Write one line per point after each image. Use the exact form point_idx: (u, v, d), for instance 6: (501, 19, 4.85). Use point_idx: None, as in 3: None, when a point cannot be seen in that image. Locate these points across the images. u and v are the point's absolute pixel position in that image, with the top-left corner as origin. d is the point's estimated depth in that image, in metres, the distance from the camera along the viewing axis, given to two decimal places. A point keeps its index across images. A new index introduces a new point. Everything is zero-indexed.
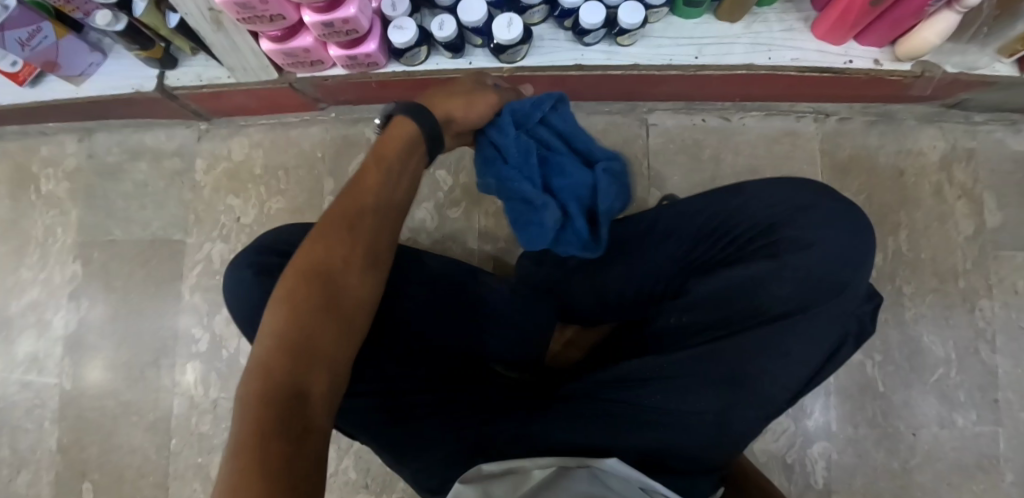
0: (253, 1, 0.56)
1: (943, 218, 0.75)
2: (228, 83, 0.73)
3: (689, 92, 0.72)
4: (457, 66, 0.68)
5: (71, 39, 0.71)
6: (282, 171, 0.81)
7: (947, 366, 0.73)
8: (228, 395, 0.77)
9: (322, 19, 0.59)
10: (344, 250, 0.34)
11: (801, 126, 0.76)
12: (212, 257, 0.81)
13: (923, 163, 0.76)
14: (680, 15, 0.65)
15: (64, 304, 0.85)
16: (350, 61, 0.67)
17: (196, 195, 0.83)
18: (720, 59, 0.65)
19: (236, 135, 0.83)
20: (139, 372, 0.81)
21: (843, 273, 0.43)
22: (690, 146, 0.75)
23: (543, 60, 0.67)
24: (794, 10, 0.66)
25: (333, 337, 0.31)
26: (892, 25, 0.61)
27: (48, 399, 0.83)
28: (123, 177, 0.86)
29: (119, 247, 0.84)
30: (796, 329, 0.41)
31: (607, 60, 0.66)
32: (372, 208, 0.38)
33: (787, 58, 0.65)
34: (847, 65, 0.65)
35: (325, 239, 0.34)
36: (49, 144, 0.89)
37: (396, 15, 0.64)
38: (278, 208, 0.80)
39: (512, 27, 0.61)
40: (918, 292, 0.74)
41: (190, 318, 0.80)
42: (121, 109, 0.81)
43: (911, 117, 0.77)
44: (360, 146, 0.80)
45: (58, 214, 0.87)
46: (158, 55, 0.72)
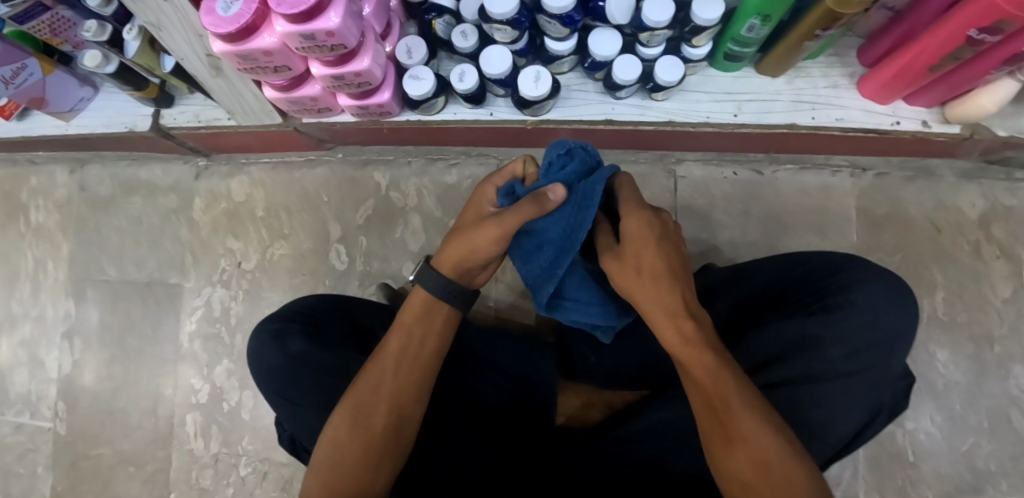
0: (257, 53, 0.51)
1: (980, 279, 0.72)
2: (227, 125, 0.69)
3: (719, 145, 0.69)
4: (476, 116, 0.64)
5: (59, 74, 0.66)
6: (285, 213, 0.77)
7: (979, 434, 0.70)
8: (229, 450, 0.74)
9: (331, 72, 0.54)
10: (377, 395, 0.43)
11: (836, 180, 0.73)
12: (212, 303, 0.77)
13: (961, 221, 0.73)
14: (718, 68, 0.62)
15: (55, 346, 0.81)
16: (362, 110, 0.62)
17: (195, 236, 0.79)
18: (761, 117, 0.62)
19: (236, 174, 0.79)
20: (135, 420, 0.77)
21: (878, 351, 0.47)
22: (720, 200, 0.72)
23: (569, 114, 0.63)
24: (838, 64, 0.63)
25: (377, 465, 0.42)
26: (947, 88, 0.57)
27: (41, 444, 0.79)
28: (116, 213, 0.81)
29: (114, 288, 0.80)
30: (816, 395, 0.46)
31: (640, 116, 0.62)
32: (399, 353, 0.45)
33: (831, 118, 0.62)
34: (894, 127, 0.62)
35: (363, 389, 0.44)
36: (39, 174, 0.85)
37: (412, 63, 0.59)
38: (281, 255, 0.76)
39: (539, 82, 0.56)
40: (951, 357, 0.71)
41: (189, 367, 0.76)
42: (114, 144, 0.77)
43: (950, 172, 0.73)
44: (368, 190, 0.75)
45: (48, 248, 0.83)
46: (153, 95, 0.68)
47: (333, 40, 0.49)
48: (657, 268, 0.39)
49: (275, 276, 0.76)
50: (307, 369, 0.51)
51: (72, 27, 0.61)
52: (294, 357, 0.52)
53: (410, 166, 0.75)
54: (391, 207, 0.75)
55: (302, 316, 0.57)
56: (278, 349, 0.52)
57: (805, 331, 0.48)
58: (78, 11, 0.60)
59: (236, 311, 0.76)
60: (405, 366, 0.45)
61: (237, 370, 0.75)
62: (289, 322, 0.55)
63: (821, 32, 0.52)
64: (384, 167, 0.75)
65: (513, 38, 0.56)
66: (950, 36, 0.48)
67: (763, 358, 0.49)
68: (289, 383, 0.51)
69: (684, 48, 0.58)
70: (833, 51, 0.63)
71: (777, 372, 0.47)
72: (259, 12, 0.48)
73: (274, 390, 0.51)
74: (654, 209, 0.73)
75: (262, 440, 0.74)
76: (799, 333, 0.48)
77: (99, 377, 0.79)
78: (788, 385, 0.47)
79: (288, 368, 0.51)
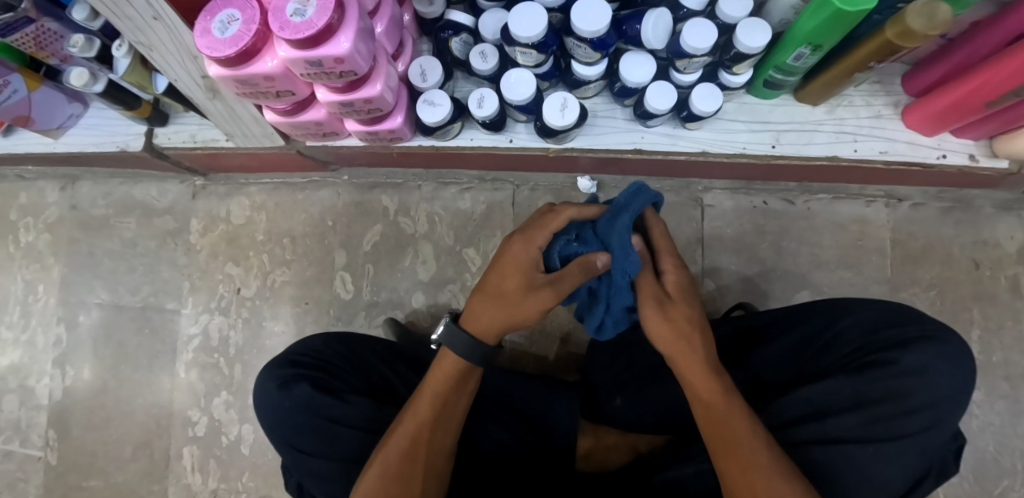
0: (257, 78, 0.47)
1: (1019, 317, 0.68)
2: (225, 146, 0.65)
3: (747, 175, 0.66)
4: (495, 143, 0.60)
5: (46, 90, 0.61)
6: (287, 238, 0.73)
7: (1013, 479, 0.67)
8: (228, 486, 0.71)
9: (339, 98, 0.49)
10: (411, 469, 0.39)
11: (871, 212, 0.70)
12: (209, 331, 0.73)
13: (1000, 255, 0.69)
14: (755, 94, 0.58)
15: (46, 373, 0.77)
16: (371, 136, 0.58)
17: (192, 260, 0.75)
18: (800, 149, 0.59)
19: (235, 195, 0.75)
20: (130, 453, 0.74)
21: (935, 415, 0.42)
22: (750, 232, 0.70)
23: (595, 142, 0.59)
24: (882, 92, 0.60)
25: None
26: (1002, 122, 0.53)
27: (31, 475, 0.75)
28: (109, 233, 0.77)
29: (107, 313, 0.76)
30: (864, 460, 0.42)
31: (671, 145, 0.59)
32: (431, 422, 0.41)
33: (874, 150, 0.59)
34: (940, 160, 0.59)
35: (396, 460, 0.39)
36: (28, 191, 0.81)
37: (426, 87, 0.54)
38: (283, 281, 0.73)
39: (565, 111, 0.52)
40: (986, 398, 0.68)
41: (186, 399, 0.73)
42: (107, 162, 0.73)
43: (989, 204, 0.69)
44: (375, 215, 0.72)
45: (39, 269, 0.79)
46: (146, 113, 0.64)
47: (342, 66, 0.45)
48: (689, 328, 0.40)
49: (276, 304, 0.72)
50: (320, 419, 0.47)
51: (59, 40, 0.55)
52: (307, 406, 0.47)
53: (421, 190, 0.71)
54: (400, 234, 0.71)
55: (308, 360, 0.52)
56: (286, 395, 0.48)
57: (850, 387, 0.44)
58: (65, 23, 0.54)
59: (235, 341, 0.73)
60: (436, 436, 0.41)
61: (236, 403, 0.72)
62: (296, 369, 0.50)
63: (874, 66, 0.49)
64: (392, 190, 0.71)
65: (538, 62, 0.52)
66: (1013, 72, 0.44)
67: (800, 414, 0.45)
68: (301, 433, 0.47)
69: (722, 75, 0.53)
70: (876, 78, 0.60)
71: (813, 427, 0.44)
72: (260, 35, 0.44)
73: (281, 437, 0.48)
74: (679, 239, 0.70)
75: (262, 476, 0.70)
76: (843, 389, 0.44)
77: (92, 406, 0.75)
78: (830, 444, 0.43)
79: (299, 417, 0.47)
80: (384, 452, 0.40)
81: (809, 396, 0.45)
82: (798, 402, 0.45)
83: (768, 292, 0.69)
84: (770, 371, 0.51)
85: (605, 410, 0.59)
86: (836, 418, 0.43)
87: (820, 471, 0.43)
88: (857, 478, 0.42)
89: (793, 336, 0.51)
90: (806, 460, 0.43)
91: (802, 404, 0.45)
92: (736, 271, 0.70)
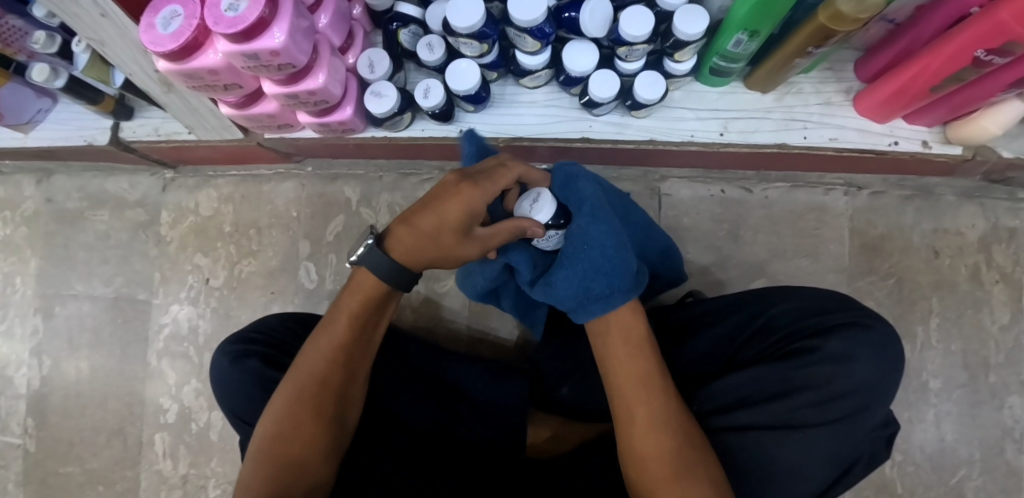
0: (201, 71, 0.48)
1: (978, 306, 0.68)
2: (188, 140, 0.67)
3: (703, 164, 0.67)
4: (446, 133, 0.61)
5: (14, 85, 0.63)
6: (254, 229, 0.75)
7: (971, 467, 0.67)
8: (197, 472, 0.73)
9: (284, 90, 0.50)
10: (317, 377, 0.42)
11: (829, 200, 0.70)
12: (179, 321, 0.75)
13: (960, 243, 0.69)
14: (703, 82, 0.59)
15: (25, 362, 0.79)
16: (323, 127, 0.59)
17: (162, 251, 0.77)
18: (747, 137, 0.59)
19: (204, 187, 0.77)
20: (104, 439, 0.76)
21: (856, 401, 0.42)
22: (705, 220, 0.71)
23: (544, 131, 0.60)
24: (834, 78, 0.59)
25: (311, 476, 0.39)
26: (950, 107, 0.53)
27: (11, 461, 0.77)
28: (83, 226, 0.79)
29: (81, 304, 0.78)
30: (793, 442, 0.42)
31: (618, 134, 0.60)
32: (338, 345, 0.44)
33: (823, 137, 0.59)
34: (890, 147, 0.59)
35: (296, 388, 0.42)
36: (6, 185, 0.83)
37: (374, 78, 0.55)
38: (249, 271, 0.75)
39: None
40: (946, 387, 0.68)
41: (156, 387, 0.75)
42: (77, 156, 0.75)
43: (950, 192, 0.69)
44: (338, 206, 0.73)
45: (17, 261, 0.81)
46: (110, 107, 0.66)
47: (278, 59, 0.45)
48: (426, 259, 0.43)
49: (243, 293, 0.74)
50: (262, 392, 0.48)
51: (25, 37, 0.57)
52: (252, 380, 0.49)
53: (382, 181, 0.73)
54: (362, 225, 0.73)
55: (260, 337, 0.54)
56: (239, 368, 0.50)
57: (777, 374, 0.44)
58: (30, 20, 0.57)
59: (204, 330, 0.74)
60: (343, 355, 0.44)
61: (205, 390, 0.74)
62: (247, 344, 0.52)
63: (813, 50, 0.48)
64: (354, 181, 0.73)
65: (481, 52, 0.53)
66: (954, 54, 0.44)
67: (733, 399, 0.46)
68: (247, 406, 0.49)
69: (666, 63, 0.54)
70: (829, 64, 0.60)
71: (742, 414, 0.44)
72: (201, 29, 0.44)
73: (233, 408, 0.50)
74: None
75: (229, 463, 0.72)
76: (766, 375, 0.44)
77: (67, 394, 0.77)
78: (747, 431, 0.43)
79: (246, 391, 0.49)
80: (284, 393, 0.42)
81: (731, 387, 0.46)
82: (721, 393, 0.46)
83: (725, 280, 0.70)
84: (703, 361, 0.51)
85: (551, 399, 0.59)
86: (768, 403, 0.43)
87: (748, 453, 0.43)
88: (783, 460, 0.43)
89: (724, 325, 0.50)
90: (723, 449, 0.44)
91: (723, 396, 0.46)
92: (694, 260, 0.71)
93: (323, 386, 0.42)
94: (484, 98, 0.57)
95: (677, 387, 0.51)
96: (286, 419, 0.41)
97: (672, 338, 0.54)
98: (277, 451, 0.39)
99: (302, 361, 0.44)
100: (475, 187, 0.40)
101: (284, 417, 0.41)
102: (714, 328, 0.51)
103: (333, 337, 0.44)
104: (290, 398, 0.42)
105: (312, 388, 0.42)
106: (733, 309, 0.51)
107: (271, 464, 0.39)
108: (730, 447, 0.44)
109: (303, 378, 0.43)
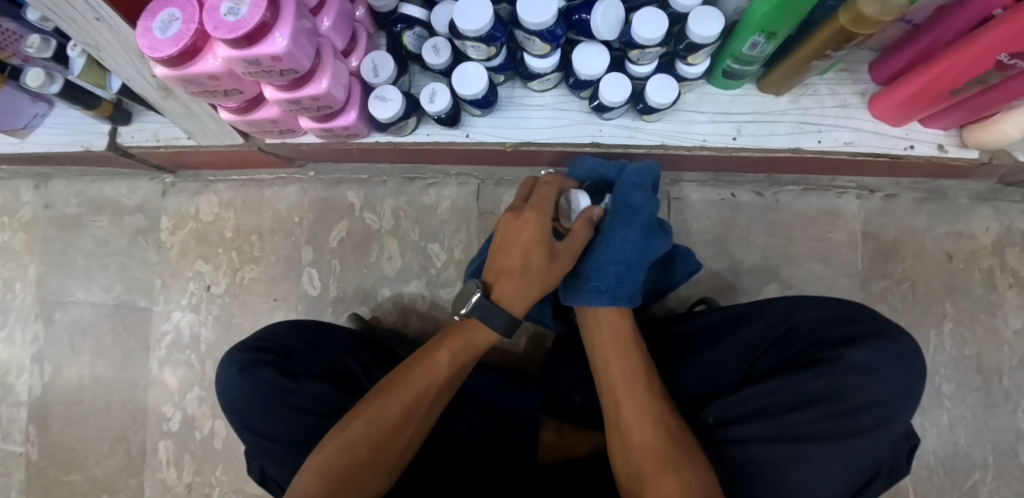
0: (201, 77, 0.46)
1: (992, 310, 0.67)
2: (188, 145, 0.65)
3: (714, 168, 0.66)
4: (452, 138, 0.60)
5: (9, 90, 0.61)
6: (256, 235, 0.74)
7: (984, 472, 0.66)
8: (202, 480, 0.72)
9: (286, 96, 0.49)
10: (402, 410, 0.43)
11: (842, 203, 0.69)
12: (181, 328, 0.74)
13: (973, 247, 0.68)
14: (716, 84, 0.57)
15: (25, 370, 0.78)
16: (326, 133, 0.58)
17: (162, 257, 0.76)
18: (761, 140, 0.58)
19: (204, 192, 0.76)
20: (107, 448, 0.75)
21: (878, 414, 0.41)
22: (716, 224, 0.70)
23: (552, 135, 0.59)
24: (848, 80, 0.58)
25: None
26: (969, 110, 0.52)
27: (14, 469, 0.77)
28: (82, 232, 0.78)
29: (82, 311, 0.77)
30: (814, 457, 0.41)
31: (629, 138, 0.58)
32: (427, 384, 0.45)
33: (838, 141, 0.58)
34: (907, 151, 0.58)
35: (379, 410, 0.42)
36: (3, 190, 0.81)
37: (379, 82, 0.54)
38: (251, 278, 0.73)
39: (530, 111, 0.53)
40: (959, 392, 0.67)
41: (159, 395, 0.74)
42: (75, 160, 0.73)
43: (964, 195, 0.68)
44: (342, 211, 0.72)
45: (15, 268, 0.79)
46: (108, 113, 0.64)
47: (281, 64, 0.44)
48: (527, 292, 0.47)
49: (245, 300, 0.73)
50: (276, 401, 0.48)
51: (19, 40, 0.56)
52: (265, 390, 0.49)
53: (386, 186, 0.71)
54: (366, 230, 0.72)
55: (269, 345, 0.53)
56: (248, 377, 0.49)
57: (795, 385, 0.43)
58: (24, 23, 0.55)
59: (206, 337, 0.73)
60: (429, 397, 0.45)
61: (209, 398, 0.73)
62: (257, 352, 0.51)
63: (831, 53, 0.47)
64: (357, 186, 0.72)
65: (489, 55, 0.51)
66: (977, 57, 0.43)
67: (750, 410, 0.45)
68: (259, 417, 0.48)
69: (679, 65, 0.52)
70: (843, 66, 0.58)
71: (762, 424, 0.43)
72: (200, 34, 0.43)
73: (240, 419, 0.49)
74: None
75: (234, 471, 0.71)
76: (788, 386, 0.43)
77: (69, 402, 0.76)
78: (768, 442, 0.42)
79: (257, 401, 0.48)
80: (364, 411, 0.42)
81: (751, 396, 0.45)
82: (741, 402, 0.45)
83: (736, 284, 0.69)
84: (721, 370, 0.49)
85: (563, 405, 0.59)
86: (790, 417, 0.42)
87: (765, 468, 0.42)
88: (804, 476, 0.41)
89: (743, 334, 0.49)
90: (743, 458, 0.43)
91: (742, 405, 0.45)
92: (704, 264, 0.70)
93: (401, 420, 0.43)
94: (491, 102, 0.56)
95: (691, 397, 0.50)
96: (361, 439, 0.41)
97: (685, 348, 0.53)
98: (345, 469, 0.39)
99: (391, 388, 0.44)
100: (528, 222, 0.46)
101: (360, 437, 0.41)
102: (733, 336, 0.49)
103: (426, 376, 0.45)
104: (370, 419, 0.42)
105: (393, 417, 0.42)
106: (751, 318, 0.50)
107: (333, 478, 0.38)
108: (752, 456, 0.43)
109: (387, 405, 0.43)
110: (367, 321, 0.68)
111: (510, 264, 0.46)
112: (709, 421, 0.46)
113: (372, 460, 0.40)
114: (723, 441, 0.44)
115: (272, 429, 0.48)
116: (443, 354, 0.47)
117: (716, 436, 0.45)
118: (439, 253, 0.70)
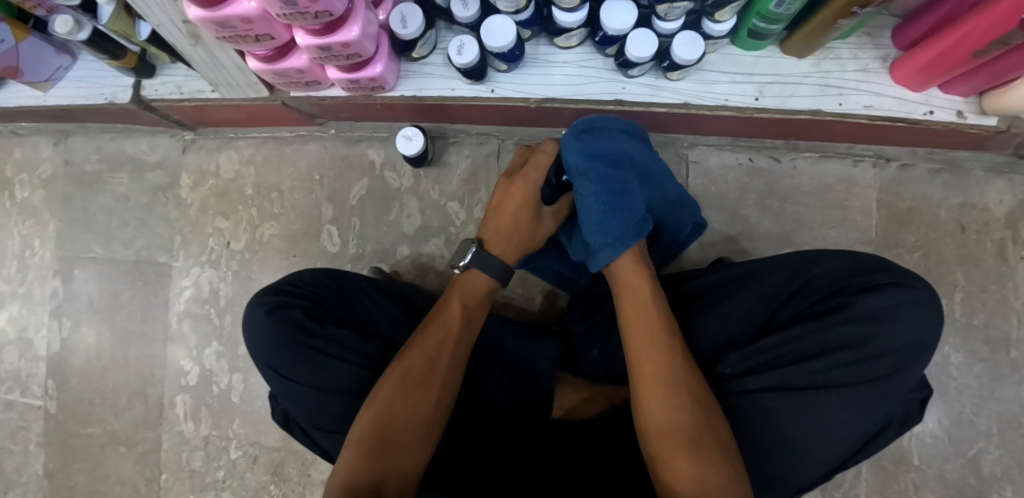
0: (235, 21, 0.45)
1: (1003, 281, 0.68)
2: (211, 98, 0.66)
3: (733, 132, 0.67)
4: (477, 93, 0.61)
5: (34, 41, 0.61)
6: (276, 192, 0.75)
7: (988, 440, 0.67)
8: (219, 433, 0.73)
9: (317, 42, 0.49)
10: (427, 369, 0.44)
11: (857, 171, 0.71)
12: (201, 283, 0.75)
13: (987, 219, 0.69)
14: (739, 45, 0.58)
15: (44, 325, 0.79)
16: (352, 84, 0.59)
17: (182, 214, 0.77)
18: (782, 102, 0.59)
19: (225, 148, 0.77)
20: (126, 401, 0.76)
21: (894, 361, 0.43)
22: (734, 190, 0.71)
23: (576, 92, 0.60)
24: (871, 45, 0.59)
25: (396, 452, 0.40)
26: (990, 75, 0.52)
27: (33, 422, 0.78)
28: (102, 189, 0.79)
29: (100, 267, 0.78)
30: (830, 406, 0.43)
31: (652, 96, 0.59)
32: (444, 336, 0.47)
33: (858, 104, 0.59)
34: (925, 116, 0.58)
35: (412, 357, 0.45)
36: (23, 146, 0.82)
37: (406, 33, 0.54)
38: (271, 235, 0.75)
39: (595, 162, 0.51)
40: (967, 361, 0.68)
41: (177, 349, 0.75)
42: (95, 116, 0.74)
43: (980, 167, 0.69)
44: (363, 169, 0.74)
45: (35, 225, 0.80)
46: (132, 64, 0.64)
47: (316, 6, 0.43)
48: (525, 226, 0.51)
49: (264, 257, 0.75)
50: (303, 346, 0.49)
51: None
52: (294, 335, 0.49)
53: None
54: (386, 187, 0.73)
55: (295, 290, 0.53)
56: (274, 321, 0.50)
57: (812, 334, 0.44)
58: None
59: (225, 293, 0.75)
60: (450, 346, 0.46)
61: (227, 353, 0.74)
62: (283, 296, 0.52)
63: (857, 10, 0.46)
64: (378, 144, 0.73)
65: (518, 8, 0.51)
66: (999, 20, 0.43)
67: (768, 359, 0.46)
68: (286, 358, 0.49)
69: (705, 22, 0.52)
70: (866, 30, 0.59)
71: (778, 373, 0.44)
72: None
73: (268, 361, 0.50)
74: None
75: (252, 424, 0.73)
76: (807, 334, 0.44)
77: (88, 357, 0.77)
78: (782, 392, 0.44)
79: (283, 343, 0.49)
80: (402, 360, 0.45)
81: (768, 346, 0.46)
82: (760, 352, 0.46)
83: (750, 249, 0.71)
84: (739, 323, 0.50)
85: (577, 362, 0.59)
86: (804, 364, 0.43)
87: (778, 415, 0.44)
88: (814, 423, 0.43)
89: (761, 286, 0.50)
90: (754, 406, 0.44)
91: (759, 355, 0.46)
92: (719, 229, 0.71)
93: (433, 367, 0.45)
94: (517, 57, 0.56)
95: (706, 348, 0.51)
96: (399, 389, 0.43)
97: (703, 298, 0.54)
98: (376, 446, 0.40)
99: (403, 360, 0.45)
100: (525, 179, 0.50)
101: (392, 398, 0.42)
102: (749, 288, 0.50)
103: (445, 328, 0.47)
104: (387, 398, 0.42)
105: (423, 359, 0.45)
106: (774, 268, 0.50)
107: (373, 440, 0.40)
108: (765, 404, 0.44)
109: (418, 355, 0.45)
110: (387, 274, 0.70)
111: (500, 220, 0.51)
112: (725, 372, 0.47)
113: (413, 417, 0.42)
114: (736, 391, 0.46)
115: (297, 369, 0.49)
116: (452, 306, 0.49)
117: (731, 386, 0.46)
118: (458, 212, 0.72)
